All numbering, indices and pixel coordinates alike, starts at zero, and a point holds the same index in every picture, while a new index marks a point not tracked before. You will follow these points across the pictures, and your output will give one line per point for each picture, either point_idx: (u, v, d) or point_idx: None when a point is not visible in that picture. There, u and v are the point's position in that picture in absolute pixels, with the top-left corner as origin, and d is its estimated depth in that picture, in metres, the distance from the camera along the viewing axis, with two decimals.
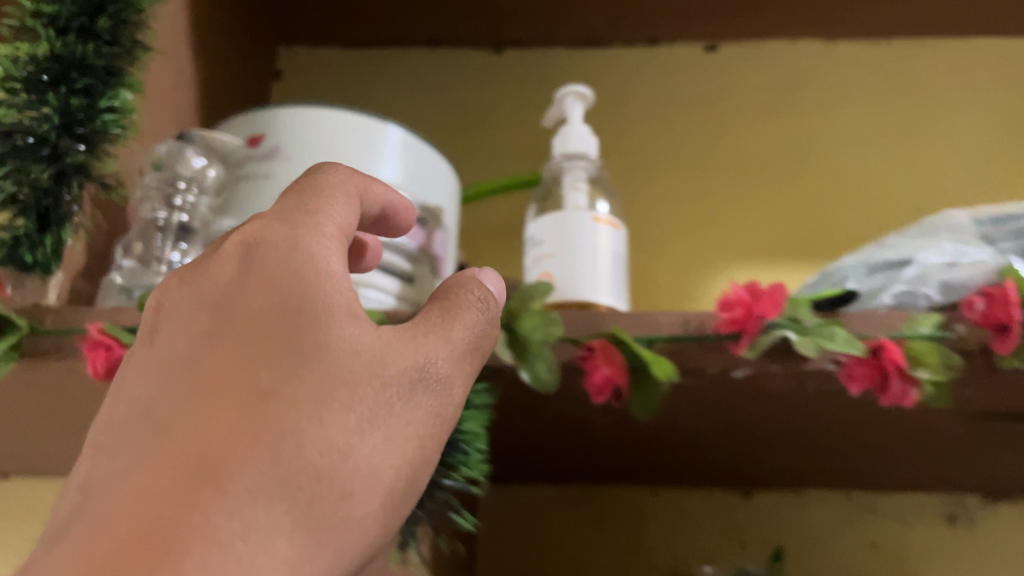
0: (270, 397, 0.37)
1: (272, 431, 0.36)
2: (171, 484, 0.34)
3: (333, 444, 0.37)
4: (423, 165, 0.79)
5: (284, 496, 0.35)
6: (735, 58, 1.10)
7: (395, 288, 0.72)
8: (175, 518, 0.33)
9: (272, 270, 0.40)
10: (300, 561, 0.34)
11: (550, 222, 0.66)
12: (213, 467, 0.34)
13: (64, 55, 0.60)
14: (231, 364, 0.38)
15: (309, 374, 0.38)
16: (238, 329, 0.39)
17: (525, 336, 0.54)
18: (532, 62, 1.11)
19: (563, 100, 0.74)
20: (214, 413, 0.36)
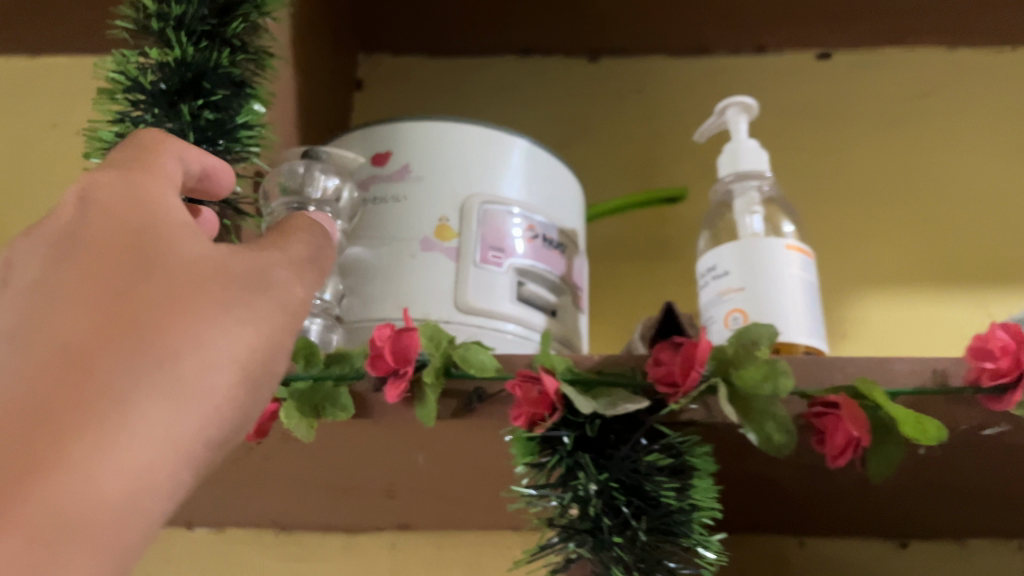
0: (126, 303, 0.32)
1: (131, 327, 0.31)
2: (22, 399, 0.28)
3: (191, 338, 0.32)
4: (558, 186, 0.71)
5: (160, 387, 0.31)
6: (851, 67, 1.02)
7: (541, 323, 0.64)
8: (24, 443, 0.27)
9: (106, 199, 0.35)
10: (171, 443, 0.30)
11: (733, 251, 0.58)
12: (59, 381, 0.29)
13: (194, 63, 0.53)
14: (79, 281, 0.32)
15: (163, 280, 0.33)
16: (80, 252, 0.33)
17: (751, 391, 0.46)
18: (631, 70, 1.03)
19: (726, 112, 0.66)
20: (61, 319, 0.31)
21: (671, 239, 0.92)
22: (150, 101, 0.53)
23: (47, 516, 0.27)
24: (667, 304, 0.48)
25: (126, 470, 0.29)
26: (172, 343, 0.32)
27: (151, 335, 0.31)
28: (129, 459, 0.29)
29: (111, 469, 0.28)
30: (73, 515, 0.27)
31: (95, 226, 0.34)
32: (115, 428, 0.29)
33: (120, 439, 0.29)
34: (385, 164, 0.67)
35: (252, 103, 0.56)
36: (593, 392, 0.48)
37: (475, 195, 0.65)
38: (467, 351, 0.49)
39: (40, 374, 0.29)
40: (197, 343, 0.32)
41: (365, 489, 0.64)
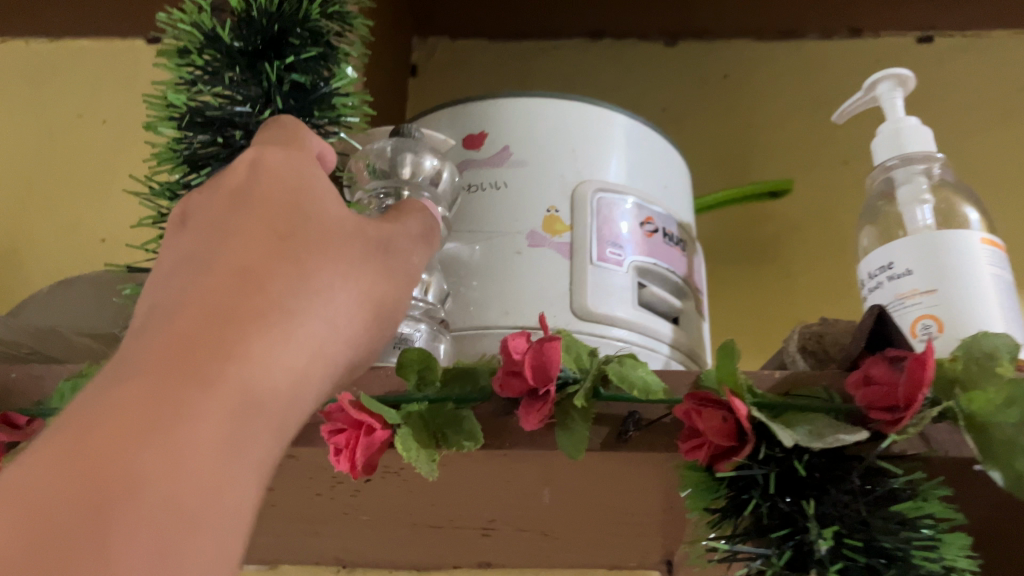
0: (291, 235, 0.31)
1: (288, 261, 0.30)
2: (208, 316, 0.27)
3: (335, 281, 0.31)
4: (674, 173, 0.62)
5: (312, 318, 0.29)
6: (956, 50, 0.91)
7: (668, 333, 0.55)
8: (198, 352, 0.26)
9: (277, 160, 0.33)
10: (310, 377, 0.28)
11: (914, 246, 0.48)
12: (230, 302, 0.28)
13: (279, 14, 0.43)
14: (249, 216, 0.31)
15: (316, 228, 0.32)
16: (254, 196, 0.32)
17: (991, 420, 0.37)
18: (713, 56, 0.94)
19: (877, 87, 0.57)
20: (234, 249, 0.29)
21: (767, 240, 0.82)
22: (223, 59, 0.44)
23: (223, 420, 0.25)
24: (876, 309, 0.39)
25: (285, 390, 0.27)
26: (325, 279, 0.30)
27: (307, 268, 0.30)
28: (282, 380, 0.27)
29: (277, 385, 0.27)
30: (241, 429, 0.26)
31: (261, 176, 0.32)
32: (275, 351, 0.27)
33: (275, 360, 0.27)
34: (479, 146, 0.57)
35: (341, 65, 0.46)
36: (785, 419, 0.38)
37: (586, 182, 0.56)
38: (623, 366, 0.40)
39: (212, 292, 0.28)
40: (345, 281, 0.31)
41: (456, 526, 0.54)
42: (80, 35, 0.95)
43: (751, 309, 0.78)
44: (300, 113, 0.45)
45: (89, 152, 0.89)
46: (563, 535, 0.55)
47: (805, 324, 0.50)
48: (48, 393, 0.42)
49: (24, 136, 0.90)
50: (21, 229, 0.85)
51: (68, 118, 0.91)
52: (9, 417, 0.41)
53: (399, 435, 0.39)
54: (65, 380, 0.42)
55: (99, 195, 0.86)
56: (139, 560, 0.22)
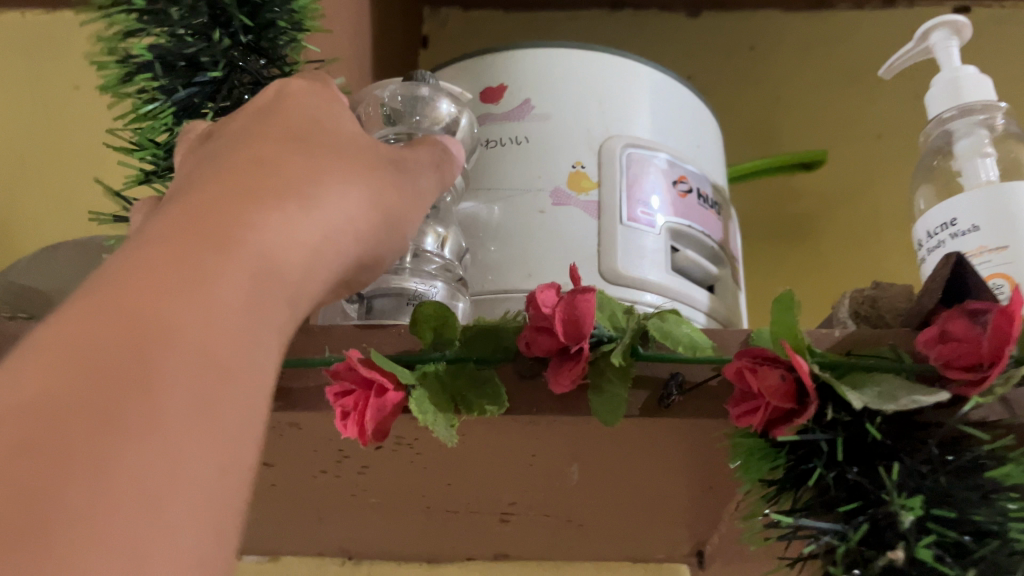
0: (308, 141, 0.31)
1: (305, 159, 0.30)
2: (227, 190, 0.27)
3: (353, 179, 0.31)
4: (706, 133, 0.57)
5: (330, 205, 0.29)
6: (994, 22, 0.86)
7: (705, 301, 0.51)
8: (218, 216, 0.26)
9: (301, 96, 0.34)
10: (326, 256, 0.28)
11: (979, 200, 0.44)
12: (250, 182, 0.28)
13: None
14: (270, 129, 0.31)
15: (333, 138, 0.32)
16: (276, 116, 0.32)
17: None
18: (738, 26, 0.89)
19: (929, 37, 0.52)
20: (254, 149, 0.30)
21: (797, 218, 0.78)
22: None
23: (243, 279, 0.25)
24: (952, 257, 0.34)
25: (303, 263, 0.27)
26: (340, 173, 0.30)
27: (322, 164, 0.30)
28: (299, 252, 0.27)
29: (294, 254, 0.27)
30: (261, 290, 0.26)
31: (284, 103, 0.33)
32: (293, 226, 0.27)
33: (295, 233, 0.27)
34: (499, 100, 0.53)
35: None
36: (850, 380, 0.34)
37: (616, 137, 0.51)
38: (665, 323, 0.36)
39: (227, 173, 0.28)
40: (360, 174, 0.31)
41: (471, 511, 0.50)
42: None
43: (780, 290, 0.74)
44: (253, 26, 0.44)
45: (85, 125, 0.85)
46: (587, 521, 0.51)
47: (858, 288, 0.46)
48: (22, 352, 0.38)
49: (16, 108, 0.86)
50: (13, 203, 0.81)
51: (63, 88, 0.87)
52: None
53: (414, 397, 0.34)
54: None
55: (95, 169, 0.82)
56: (173, 400, 0.22)
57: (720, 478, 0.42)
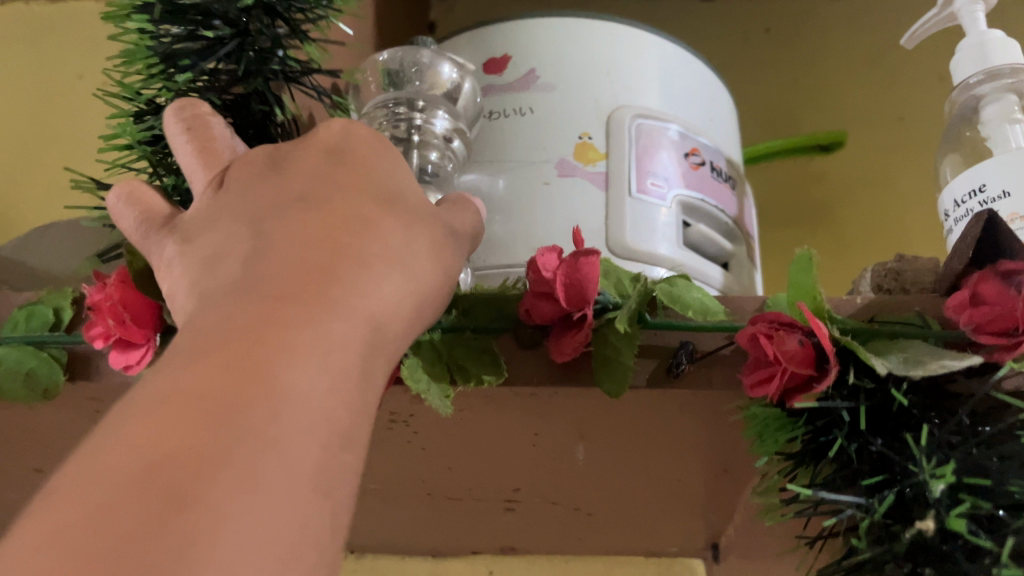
0: (387, 196, 0.28)
1: (392, 217, 0.28)
2: (317, 258, 0.25)
3: (439, 247, 0.28)
4: (720, 107, 0.55)
5: (417, 271, 0.27)
6: None
7: (719, 278, 0.48)
8: (310, 291, 0.24)
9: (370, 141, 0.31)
10: (412, 323, 0.26)
11: (1010, 165, 0.41)
12: (341, 247, 0.26)
13: None
14: (348, 178, 0.28)
15: (412, 195, 0.29)
16: (350, 165, 0.29)
17: None
18: (753, 12, 0.87)
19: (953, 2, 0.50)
20: (336, 199, 0.27)
21: (817, 203, 0.75)
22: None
23: (343, 360, 0.23)
24: (983, 214, 0.32)
25: (392, 338, 0.25)
26: (427, 238, 0.28)
27: (409, 227, 0.28)
28: (388, 326, 0.25)
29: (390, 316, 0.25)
30: (363, 354, 0.24)
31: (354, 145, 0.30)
32: (381, 296, 0.25)
33: (384, 304, 0.25)
34: (502, 70, 0.51)
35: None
36: (872, 348, 0.32)
37: (624, 107, 0.49)
38: (675, 287, 0.33)
39: (322, 217, 0.26)
40: (441, 238, 0.29)
41: (475, 499, 0.48)
42: None
43: None
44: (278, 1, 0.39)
45: (88, 115, 0.84)
46: (597, 510, 0.49)
47: (882, 261, 0.43)
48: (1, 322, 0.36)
49: (19, 98, 0.86)
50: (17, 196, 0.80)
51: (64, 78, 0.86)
52: None
53: (405, 364, 0.33)
54: (21, 308, 0.36)
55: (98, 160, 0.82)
56: (273, 492, 0.20)
57: (736, 459, 0.39)
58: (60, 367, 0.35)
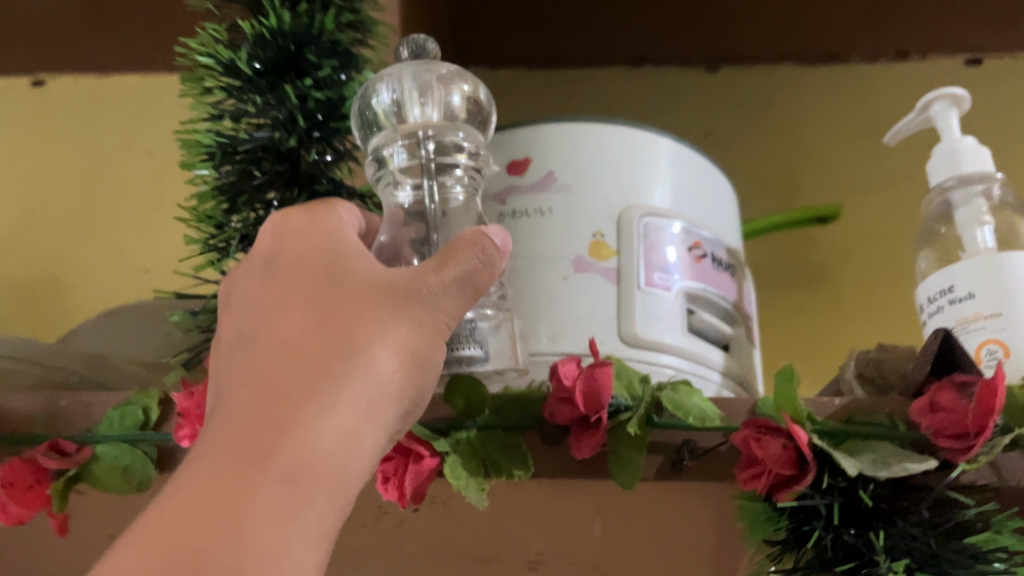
0: (329, 303, 0.33)
1: (336, 328, 0.33)
2: (262, 396, 0.31)
3: (387, 341, 0.33)
4: (720, 197, 0.61)
5: (362, 378, 0.32)
6: (1007, 73, 0.88)
7: (719, 361, 0.54)
8: (255, 431, 0.30)
9: (310, 241, 0.36)
10: (362, 423, 0.32)
11: (976, 269, 0.47)
12: (284, 380, 0.31)
13: (287, 32, 0.44)
14: (292, 292, 0.34)
15: (353, 289, 0.34)
16: (292, 273, 0.35)
17: None
18: (756, 82, 0.92)
19: (931, 107, 0.55)
20: (282, 325, 0.33)
21: (815, 268, 0.80)
22: (246, 85, 0.46)
23: (282, 490, 0.29)
24: (940, 333, 0.38)
25: (340, 449, 0.31)
26: (369, 339, 0.33)
27: (351, 334, 0.32)
28: (332, 442, 0.31)
29: (341, 451, 0.31)
30: (301, 494, 0.30)
31: (290, 247, 0.35)
32: (321, 416, 0.31)
33: (325, 424, 0.31)
34: (523, 172, 0.57)
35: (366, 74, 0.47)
36: (846, 448, 0.37)
37: (633, 207, 0.55)
38: (677, 394, 0.39)
39: (269, 350, 0.32)
40: (385, 327, 0.33)
41: (502, 561, 0.53)
42: (127, 70, 0.97)
43: (797, 339, 0.77)
44: (326, 125, 0.45)
45: (141, 190, 0.91)
46: None
47: (862, 350, 0.48)
48: (98, 418, 0.42)
49: (79, 173, 0.93)
50: (77, 267, 0.88)
51: (116, 151, 0.94)
52: (58, 444, 0.41)
53: (448, 464, 0.38)
54: (117, 408, 0.42)
55: (151, 232, 0.89)
56: None
57: (735, 533, 0.44)
58: (151, 463, 0.40)
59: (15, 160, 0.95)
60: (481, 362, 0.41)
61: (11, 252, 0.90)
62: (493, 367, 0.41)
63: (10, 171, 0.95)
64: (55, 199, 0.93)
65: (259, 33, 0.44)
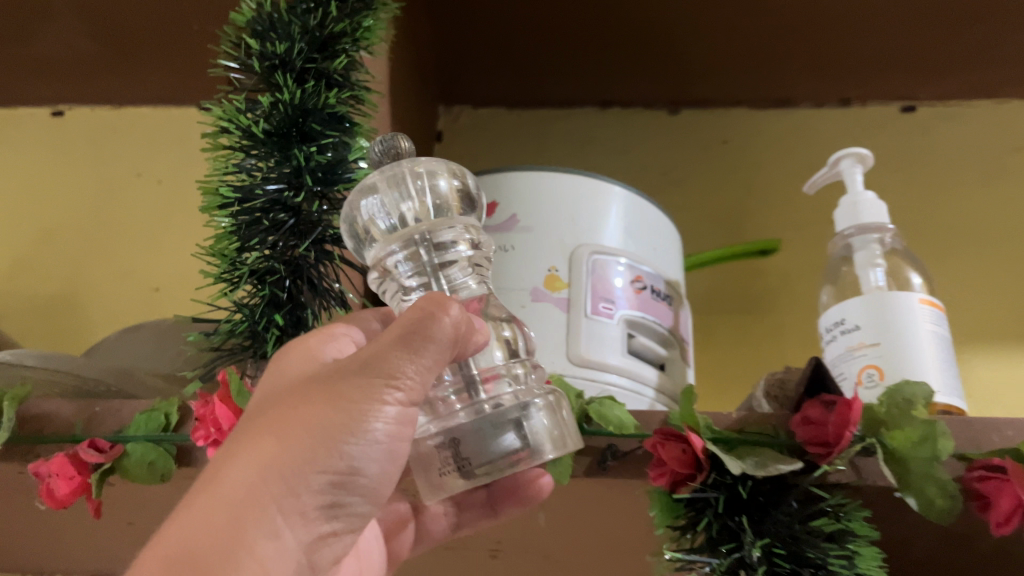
0: (265, 412, 0.40)
1: (260, 425, 0.38)
2: (194, 492, 0.37)
3: (300, 422, 0.38)
4: (664, 237, 0.70)
5: (269, 454, 0.37)
6: (938, 118, 0.98)
7: (654, 379, 0.62)
8: (178, 517, 0.36)
9: (281, 373, 0.43)
10: (264, 494, 0.36)
11: (864, 305, 0.56)
12: (212, 474, 0.37)
13: (297, 104, 0.54)
14: (248, 416, 0.41)
15: (291, 394, 0.40)
16: (258, 404, 0.41)
17: (907, 454, 0.44)
18: (712, 124, 1.02)
19: (839, 164, 0.64)
20: (230, 439, 0.39)
21: (759, 294, 0.89)
22: (261, 146, 0.55)
23: (183, 556, 0.34)
24: (814, 360, 0.47)
25: (242, 518, 0.35)
26: (281, 425, 0.38)
27: (268, 426, 0.38)
28: (234, 515, 0.35)
29: (244, 520, 0.35)
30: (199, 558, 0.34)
31: (263, 388, 0.43)
32: (230, 496, 0.36)
33: (232, 500, 0.36)
34: (491, 214, 0.66)
35: (359, 140, 0.57)
36: (737, 452, 0.45)
37: (584, 245, 0.64)
38: (603, 406, 0.48)
39: (214, 458, 0.38)
40: (300, 412, 0.38)
41: (465, 548, 0.61)
42: (141, 104, 1.07)
43: (740, 357, 0.85)
44: (327, 184, 0.54)
45: (150, 216, 1.00)
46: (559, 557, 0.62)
47: (772, 372, 0.56)
48: (125, 421, 0.51)
49: (95, 198, 1.02)
50: (88, 287, 0.96)
51: (129, 178, 1.03)
52: (95, 443, 0.49)
53: None
54: (143, 413, 0.50)
55: (158, 255, 0.98)
56: None
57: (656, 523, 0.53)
58: (172, 457, 0.49)
59: (37, 184, 1.04)
60: (529, 452, 0.41)
61: (32, 269, 0.98)
62: (541, 451, 0.41)
63: (30, 195, 1.03)
64: (74, 221, 1.01)
65: (273, 104, 0.54)
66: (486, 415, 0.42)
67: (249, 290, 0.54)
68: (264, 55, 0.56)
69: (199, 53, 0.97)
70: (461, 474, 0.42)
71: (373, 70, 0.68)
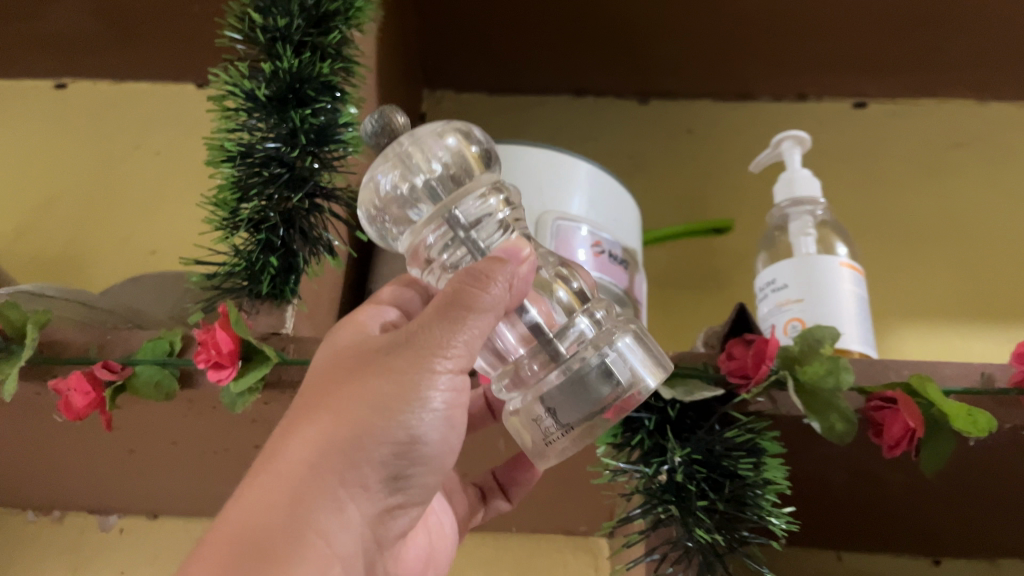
0: (326, 387, 0.46)
1: (319, 401, 0.45)
2: (268, 457, 0.44)
3: (352, 396, 0.45)
4: (624, 209, 0.77)
5: (323, 424, 0.44)
6: (886, 115, 1.06)
7: None
8: (256, 480, 0.43)
9: (340, 350, 0.49)
10: (321, 454, 0.43)
11: (794, 267, 0.63)
12: (283, 444, 0.44)
13: (294, 73, 0.61)
14: (310, 389, 0.47)
15: (350, 371, 0.46)
16: (318, 376, 0.48)
17: (814, 385, 0.51)
18: (679, 113, 1.09)
19: (781, 145, 0.72)
20: (294, 411, 0.46)
21: (714, 270, 0.96)
22: (261, 108, 0.61)
23: (266, 513, 0.41)
24: (739, 306, 0.54)
25: (309, 479, 0.42)
26: (338, 401, 0.45)
27: (328, 401, 0.45)
28: (303, 476, 0.42)
29: (312, 480, 0.42)
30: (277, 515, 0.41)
31: (320, 363, 0.49)
32: (296, 460, 0.43)
33: (299, 464, 0.43)
34: None
35: (348, 107, 0.64)
36: (670, 381, 0.52)
37: (549, 212, 0.71)
38: None
39: (283, 428, 0.45)
40: (356, 388, 0.45)
41: None
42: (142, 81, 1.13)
43: (694, 325, 0.92)
44: (318, 145, 0.61)
45: (147, 185, 1.06)
46: None
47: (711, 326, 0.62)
48: (135, 347, 0.57)
49: (95, 166, 1.08)
50: (84, 249, 1.02)
51: (129, 148, 1.09)
52: (108, 364, 0.55)
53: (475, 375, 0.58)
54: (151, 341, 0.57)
55: (153, 221, 1.04)
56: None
57: None
58: (175, 378, 0.56)
59: (41, 151, 1.09)
60: (618, 396, 0.47)
61: (33, 230, 1.04)
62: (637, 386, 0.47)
63: (33, 162, 1.09)
64: (74, 187, 1.07)
65: (273, 71, 0.61)
66: (577, 370, 0.48)
67: (247, 237, 0.60)
68: (266, 27, 0.62)
69: (200, 32, 1.03)
70: (567, 435, 0.47)
71: (364, 49, 0.74)
